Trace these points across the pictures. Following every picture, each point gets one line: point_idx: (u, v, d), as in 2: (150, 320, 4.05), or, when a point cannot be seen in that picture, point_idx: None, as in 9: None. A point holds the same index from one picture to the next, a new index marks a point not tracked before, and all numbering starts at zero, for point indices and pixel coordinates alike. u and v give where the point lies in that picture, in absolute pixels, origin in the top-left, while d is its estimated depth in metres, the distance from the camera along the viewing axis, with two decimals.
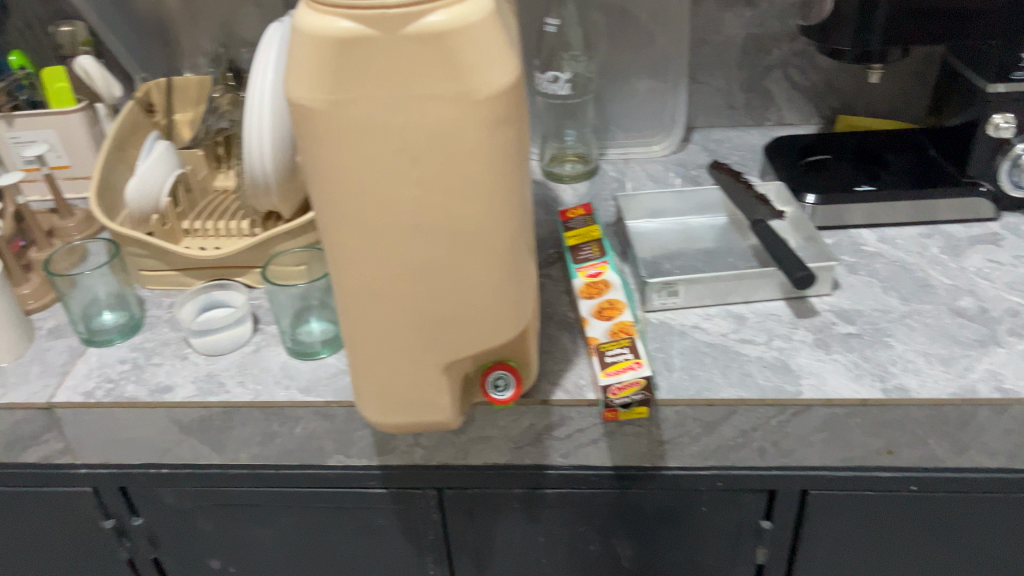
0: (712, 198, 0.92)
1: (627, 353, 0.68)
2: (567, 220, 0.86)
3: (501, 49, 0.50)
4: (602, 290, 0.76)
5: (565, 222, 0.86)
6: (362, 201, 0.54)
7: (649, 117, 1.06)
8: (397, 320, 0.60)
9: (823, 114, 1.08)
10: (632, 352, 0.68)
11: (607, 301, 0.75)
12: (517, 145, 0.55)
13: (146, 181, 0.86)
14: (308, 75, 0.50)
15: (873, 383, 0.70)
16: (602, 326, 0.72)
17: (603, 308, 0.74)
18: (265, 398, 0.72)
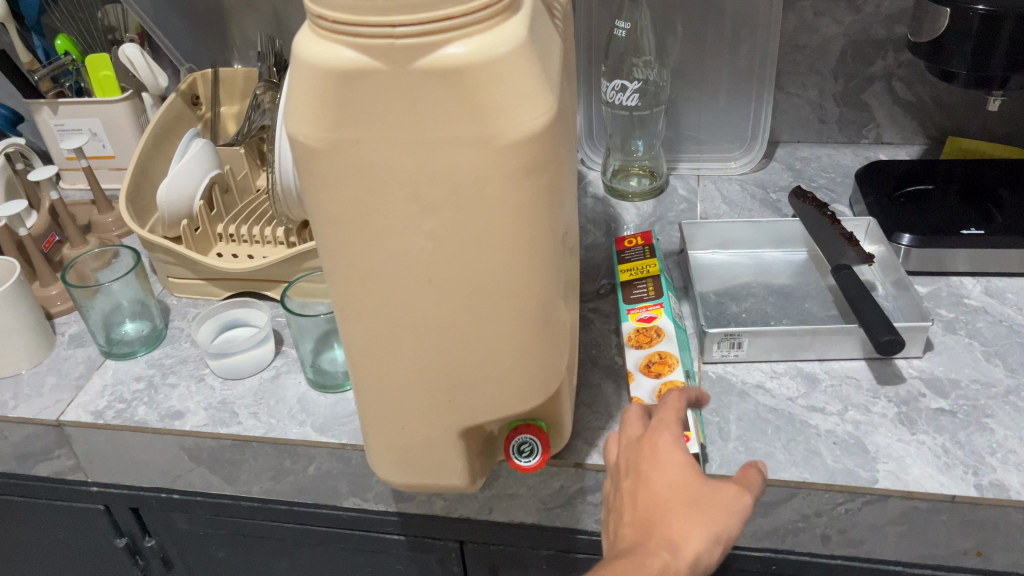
0: (792, 230, 0.82)
1: None
2: (623, 250, 0.78)
3: (533, 87, 0.42)
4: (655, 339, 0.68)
5: (620, 252, 0.78)
6: (369, 250, 0.47)
7: (728, 129, 0.96)
8: (409, 380, 0.53)
9: (929, 133, 0.96)
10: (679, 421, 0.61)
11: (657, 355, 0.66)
12: (551, 195, 0.47)
13: (179, 184, 0.82)
14: (306, 109, 0.43)
15: (965, 476, 0.60)
16: (648, 386, 0.64)
17: (652, 364, 0.66)
18: (277, 435, 0.67)
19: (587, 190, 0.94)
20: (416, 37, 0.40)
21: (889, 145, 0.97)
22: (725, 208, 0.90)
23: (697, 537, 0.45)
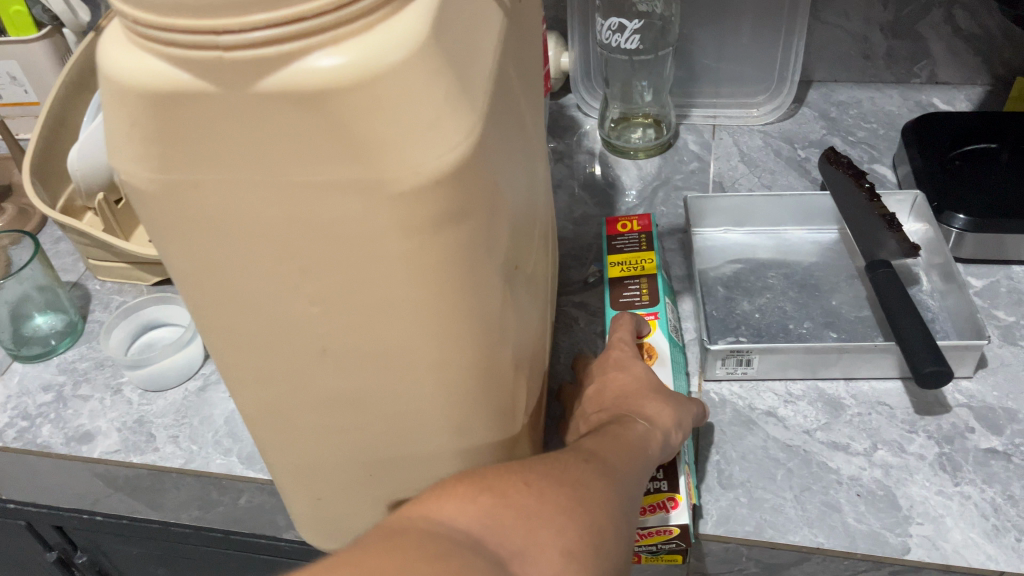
0: (821, 204, 0.68)
1: (659, 482, 0.49)
2: (615, 235, 0.64)
3: (439, 110, 0.29)
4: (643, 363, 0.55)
5: (612, 237, 0.64)
6: (241, 313, 0.35)
7: (752, 68, 0.81)
8: (319, 451, 0.42)
9: (995, 73, 0.80)
10: (667, 479, 0.49)
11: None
12: (482, 244, 0.34)
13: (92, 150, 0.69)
14: (124, 141, 0.30)
15: (1018, 547, 0.48)
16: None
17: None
18: (196, 467, 0.57)
19: (581, 145, 0.80)
20: (253, 48, 0.27)
21: (945, 87, 0.82)
22: (743, 168, 0.76)
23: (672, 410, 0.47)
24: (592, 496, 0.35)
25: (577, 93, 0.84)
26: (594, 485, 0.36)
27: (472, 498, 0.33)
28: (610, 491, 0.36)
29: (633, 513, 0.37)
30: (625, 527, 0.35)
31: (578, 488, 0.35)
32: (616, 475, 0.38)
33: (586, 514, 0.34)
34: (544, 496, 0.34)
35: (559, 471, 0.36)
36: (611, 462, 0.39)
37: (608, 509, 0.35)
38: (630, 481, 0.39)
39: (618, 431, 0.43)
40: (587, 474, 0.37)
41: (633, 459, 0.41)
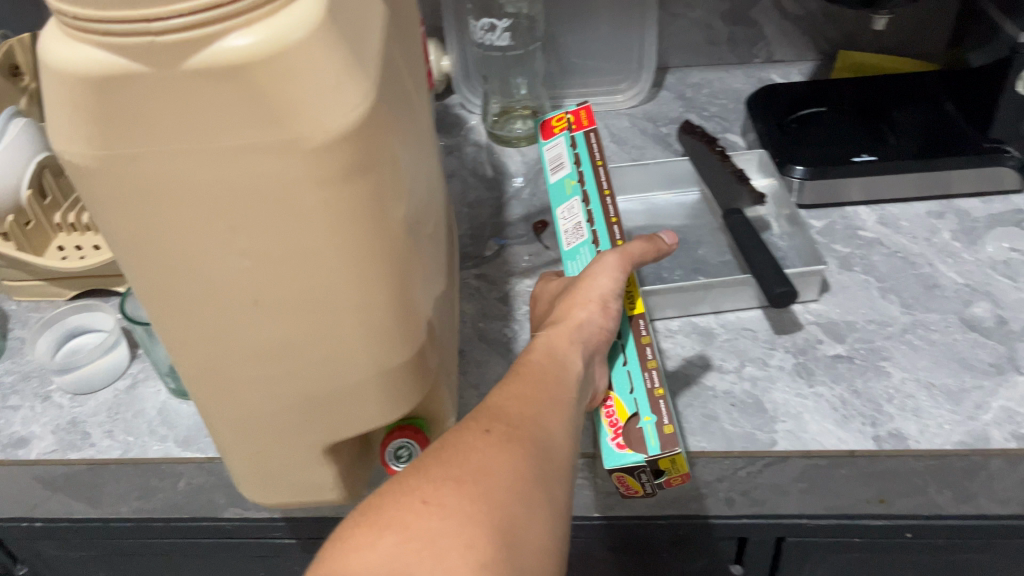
0: (682, 169, 0.78)
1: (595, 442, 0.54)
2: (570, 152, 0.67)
3: (338, 77, 0.35)
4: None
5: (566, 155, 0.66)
6: (177, 275, 0.40)
7: (614, 57, 0.90)
8: (254, 404, 0.47)
9: (821, 49, 0.91)
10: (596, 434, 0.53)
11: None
12: (384, 193, 0.40)
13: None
14: (64, 124, 0.35)
15: (863, 429, 0.57)
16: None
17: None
18: (134, 455, 0.60)
19: (468, 138, 0.88)
20: (180, 32, 0.32)
21: (781, 64, 0.93)
22: (614, 146, 0.85)
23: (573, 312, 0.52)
24: (495, 481, 0.39)
25: (460, 93, 0.91)
26: (498, 464, 0.40)
27: (378, 539, 0.37)
28: (515, 463, 0.41)
29: (544, 473, 0.41)
30: (537, 492, 0.40)
31: (482, 479, 0.39)
32: (519, 435, 0.42)
33: (490, 509, 0.38)
34: (446, 504, 0.38)
35: (460, 465, 0.40)
36: (518, 418, 0.44)
37: (516, 486, 0.40)
38: (542, 434, 0.43)
39: (527, 370, 0.48)
40: (488, 450, 0.41)
41: (544, 400, 0.45)
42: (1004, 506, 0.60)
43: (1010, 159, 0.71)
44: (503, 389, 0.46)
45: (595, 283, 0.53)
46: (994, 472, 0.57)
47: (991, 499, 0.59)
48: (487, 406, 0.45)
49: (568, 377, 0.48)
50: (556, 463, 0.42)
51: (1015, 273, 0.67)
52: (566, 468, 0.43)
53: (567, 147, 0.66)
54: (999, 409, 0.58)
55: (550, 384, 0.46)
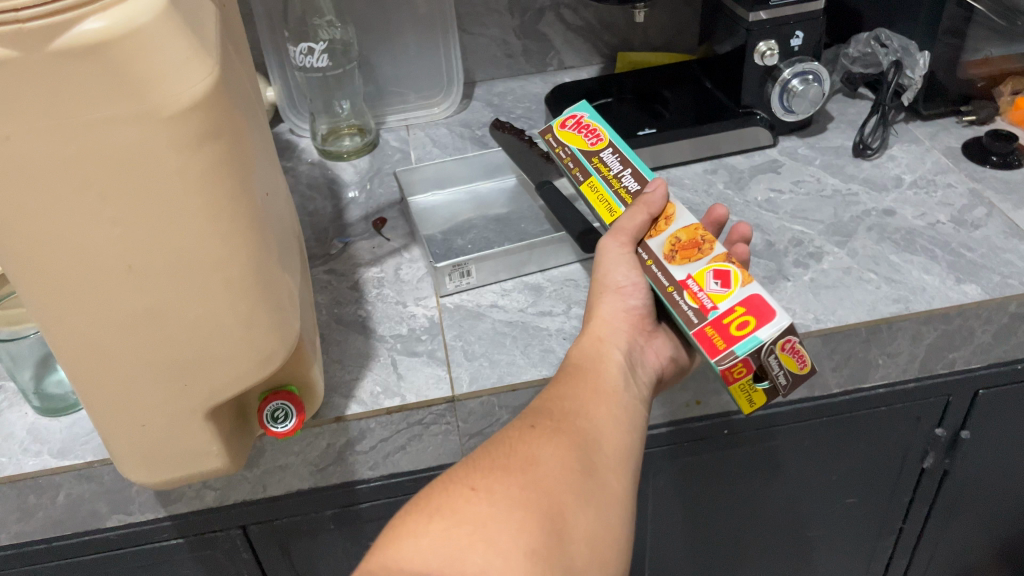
0: (498, 159, 0.88)
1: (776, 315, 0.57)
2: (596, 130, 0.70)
3: (184, 55, 0.42)
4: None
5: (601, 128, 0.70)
6: (54, 250, 0.44)
7: (425, 74, 1.00)
8: (133, 376, 0.51)
9: (602, 52, 1.06)
10: None
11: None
12: (235, 159, 0.47)
13: None
14: None
15: None
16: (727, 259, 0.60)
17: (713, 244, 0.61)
18: (11, 472, 0.62)
19: (302, 158, 0.94)
20: (42, 19, 0.38)
21: (572, 69, 1.06)
22: (437, 150, 0.94)
23: (602, 305, 0.61)
24: (541, 470, 0.48)
25: (288, 119, 0.98)
26: (546, 455, 0.49)
27: (428, 530, 0.45)
28: (560, 451, 0.50)
29: (591, 461, 0.50)
30: (581, 478, 0.49)
31: (530, 468, 0.48)
32: (565, 430, 0.51)
33: (539, 493, 0.47)
34: (494, 491, 0.47)
35: (511, 458, 0.49)
36: (565, 414, 0.53)
37: (562, 477, 0.48)
38: (590, 428, 0.52)
39: (579, 366, 0.57)
40: (537, 444, 0.50)
41: (587, 385, 0.55)
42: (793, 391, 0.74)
43: (759, 120, 0.88)
44: (556, 385, 0.56)
45: (613, 271, 0.61)
46: None
47: None
48: (539, 405, 0.54)
49: (612, 364, 0.57)
50: (603, 452, 0.51)
51: (776, 207, 0.82)
52: (614, 458, 0.52)
53: None
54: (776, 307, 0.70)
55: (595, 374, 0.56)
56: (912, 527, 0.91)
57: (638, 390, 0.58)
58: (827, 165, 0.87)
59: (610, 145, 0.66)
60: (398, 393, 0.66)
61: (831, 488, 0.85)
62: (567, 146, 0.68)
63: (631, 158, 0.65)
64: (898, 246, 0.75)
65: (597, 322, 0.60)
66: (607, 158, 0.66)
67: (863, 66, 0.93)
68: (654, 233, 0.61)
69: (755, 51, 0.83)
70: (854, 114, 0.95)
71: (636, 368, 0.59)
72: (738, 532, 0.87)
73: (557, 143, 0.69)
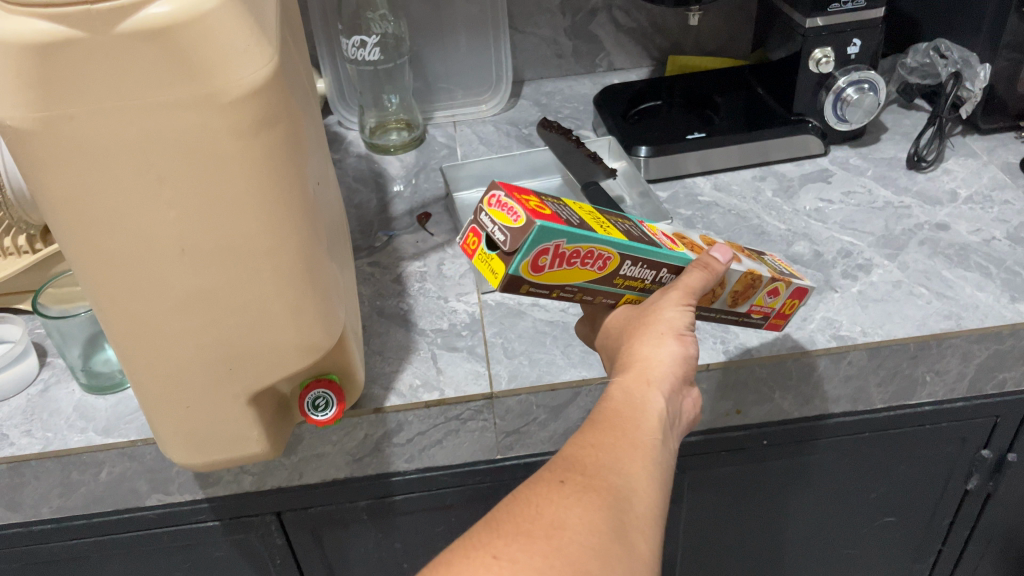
0: (544, 159, 0.88)
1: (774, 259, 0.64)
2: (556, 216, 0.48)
3: (247, 42, 0.43)
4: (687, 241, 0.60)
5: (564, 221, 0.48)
6: (109, 231, 0.45)
7: (475, 71, 1.00)
8: (180, 359, 0.52)
9: (652, 55, 1.05)
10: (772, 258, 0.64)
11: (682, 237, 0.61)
12: (290, 147, 0.47)
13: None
14: (4, 90, 0.40)
15: (715, 346, 0.67)
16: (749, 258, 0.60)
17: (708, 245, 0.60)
18: (56, 447, 0.63)
19: (349, 151, 0.95)
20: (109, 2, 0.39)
21: (621, 71, 1.06)
22: (483, 147, 0.94)
23: (653, 349, 0.52)
24: (566, 536, 0.43)
25: (336, 112, 0.99)
26: (573, 517, 0.44)
27: None
28: (588, 512, 0.44)
29: (621, 525, 0.44)
30: (612, 544, 0.43)
31: (554, 534, 0.43)
32: (596, 487, 0.46)
33: (565, 565, 0.42)
34: (515, 563, 0.41)
35: (534, 520, 0.44)
36: (597, 469, 0.47)
37: (589, 541, 0.43)
38: (624, 485, 0.46)
39: (609, 412, 0.51)
40: (563, 504, 0.44)
41: (623, 441, 0.49)
42: (836, 404, 0.72)
43: (813, 128, 0.87)
44: (587, 433, 0.49)
45: (668, 315, 0.53)
46: (824, 372, 0.68)
47: (826, 398, 0.71)
48: (566, 455, 0.48)
49: (654, 413, 0.50)
50: (635, 514, 0.45)
51: (826, 217, 0.81)
52: (647, 519, 0.46)
53: (558, 206, 0.50)
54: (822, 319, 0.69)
55: (634, 425, 0.49)
56: (951, 549, 0.89)
57: (671, 443, 0.52)
58: (879, 177, 0.85)
59: (625, 256, 0.51)
60: (438, 387, 0.66)
61: (871, 505, 0.83)
62: (569, 284, 0.50)
63: (660, 257, 0.53)
64: (951, 261, 0.74)
65: (643, 366, 0.52)
66: (630, 272, 0.53)
67: (920, 77, 0.91)
68: (717, 298, 0.58)
69: (811, 58, 0.82)
70: (910, 126, 0.93)
71: (671, 422, 0.52)
72: (773, 545, 0.86)
73: (551, 286, 0.50)
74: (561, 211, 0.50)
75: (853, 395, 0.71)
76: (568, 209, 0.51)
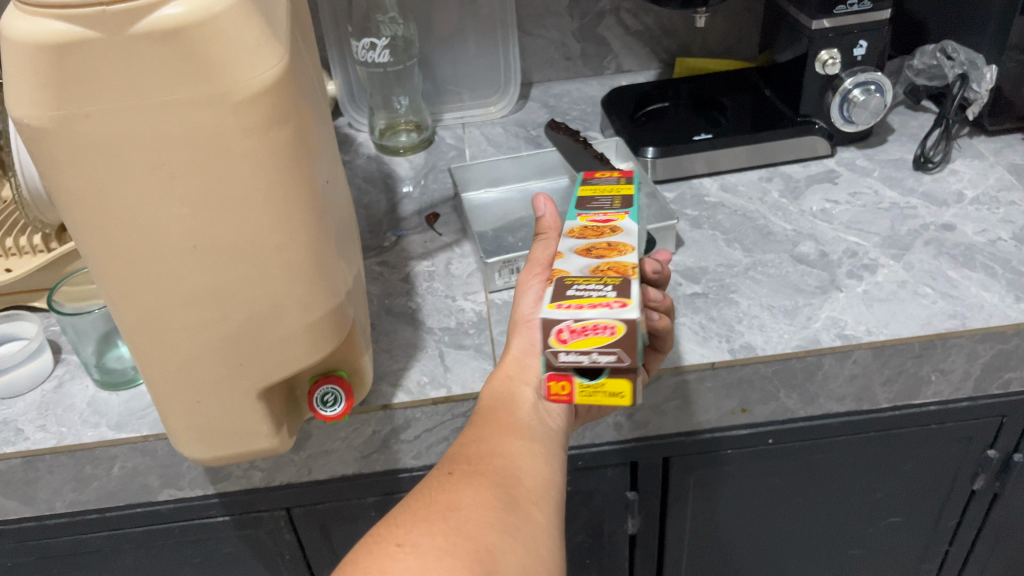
0: (552, 160, 0.88)
1: (606, 291, 0.51)
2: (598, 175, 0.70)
3: (258, 41, 0.44)
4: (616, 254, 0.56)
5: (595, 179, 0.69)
6: (123, 227, 0.46)
7: (484, 74, 1.01)
8: (192, 354, 0.52)
9: (660, 58, 1.06)
10: (616, 292, 0.51)
11: (624, 265, 0.54)
12: (300, 144, 0.48)
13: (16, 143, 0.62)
14: (25, 88, 0.41)
15: (720, 344, 0.68)
16: (583, 264, 0.56)
17: (597, 252, 0.57)
18: (70, 442, 0.64)
19: (358, 152, 0.96)
20: (125, 2, 0.40)
21: (629, 73, 1.07)
22: (491, 149, 0.95)
23: (513, 342, 0.59)
24: (461, 515, 0.48)
25: (347, 114, 1.00)
26: (465, 500, 0.49)
27: None
28: (478, 493, 0.50)
29: (512, 498, 0.50)
30: (505, 516, 0.49)
31: (450, 516, 0.48)
32: (482, 471, 0.52)
33: (464, 540, 0.46)
34: (417, 543, 0.46)
35: (430, 509, 0.49)
36: (480, 456, 0.53)
37: (485, 516, 0.48)
38: (507, 464, 0.52)
39: (487, 410, 0.56)
40: (455, 491, 0.50)
41: (499, 427, 0.55)
42: (841, 403, 0.73)
43: (818, 129, 0.87)
44: (468, 434, 0.55)
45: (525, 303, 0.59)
46: (828, 370, 0.69)
47: (830, 397, 0.71)
48: (453, 451, 0.54)
49: (525, 400, 0.56)
50: (523, 487, 0.51)
51: (832, 217, 0.81)
52: (536, 490, 0.52)
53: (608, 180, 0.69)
54: (827, 318, 0.69)
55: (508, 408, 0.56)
56: (958, 550, 0.89)
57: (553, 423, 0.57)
58: (886, 177, 0.86)
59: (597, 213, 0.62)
60: (445, 384, 0.67)
61: (876, 505, 0.83)
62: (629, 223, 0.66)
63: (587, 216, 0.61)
64: (957, 261, 0.74)
65: (509, 359, 0.58)
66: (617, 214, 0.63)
67: (928, 78, 0.93)
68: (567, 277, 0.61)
69: (817, 59, 0.83)
70: (917, 128, 0.93)
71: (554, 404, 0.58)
72: (777, 545, 0.86)
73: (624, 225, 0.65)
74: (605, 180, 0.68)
75: (857, 394, 0.72)
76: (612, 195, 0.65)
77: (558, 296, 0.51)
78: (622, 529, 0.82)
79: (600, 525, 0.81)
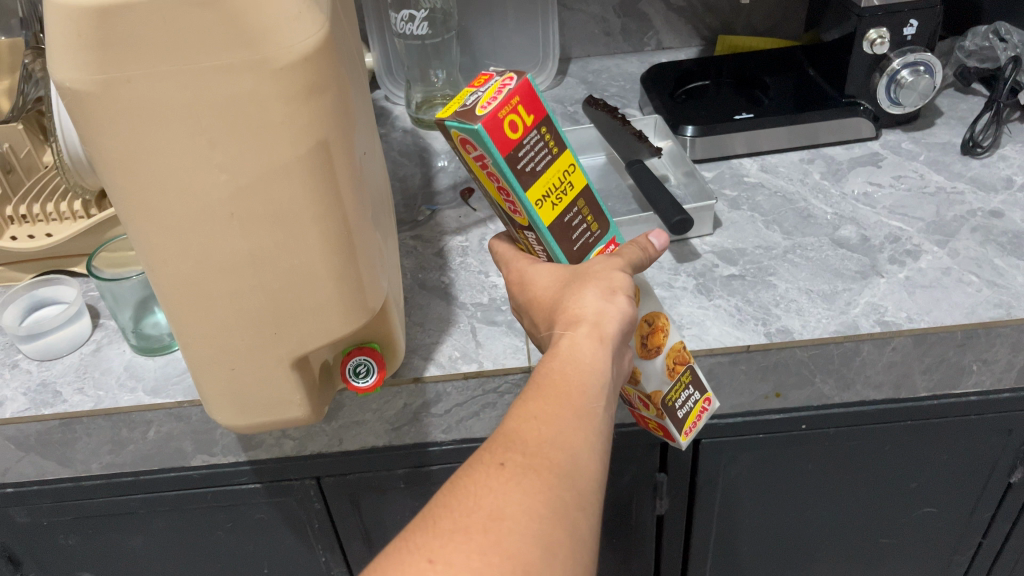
0: (589, 136, 0.87)
1: (696, 396, 0.61)
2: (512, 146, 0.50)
3: (298, 8, 0.44)
4: (664, 339, 0.58)
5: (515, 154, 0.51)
6: (164, 193, 0.46)
7: (523, 48, 1.00)
8: (228, 322, 0.53)
9: (702, 35, 1.04)
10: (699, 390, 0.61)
11: (678, 351, 0.58)
12: (339, 113, 0.48)
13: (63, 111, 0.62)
14: (69, 50, 0.41)
15: (756, 328, 0.67)
16: (659, 371, 0.58)
17: (650, 344, 0.57)
18: (107, 405, 0.65)
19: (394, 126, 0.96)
20: None
21: (670, 50, 1.05)
22: None
23: (604, 306, 0.52)
24: (505, 529, 0.42)
25: (384, 86, 1.00)
26: (512, 505, 0.43)
27: None
28: (526, 497, 0.44)
29: (562, 505, 0.44)
30: (552, 528, 0.43)
31: (493, 527, 0.43)
32: (536, 468, 0.45)
33: (503, 561, 0.41)
34: (453, 563, 0.41)
35: (470, 515, 0.43)
36: (539, 447, 0.46)
37: (531, 528, 0.43)
38: (566, 458, 0.46)
39: (557, 380, 0.49)
40: (503, 491, 0.44)
41: (569, 408, 0.48)
42: (878, 390, 0.71)
43: (863, 111, 0.85)
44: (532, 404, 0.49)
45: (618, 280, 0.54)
46: (866, 357, 0.67)
47: (867, 384, 0.70)
48: (506, 429, 0.48)
49: (598, 380, 0.50)
50: (578, 492, 0.45)
51: (876, 201, 0.79)
52: (589, 496, 0.46)
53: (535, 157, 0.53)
54: (866, 303, 0.68)
55: (578, 388, 0.49)
56: (991, 542, 0.88)
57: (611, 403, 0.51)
58: (932, 161, 0.84)
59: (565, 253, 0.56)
60: (476, 359, 0.67)
61: (909, 494, 0.82)
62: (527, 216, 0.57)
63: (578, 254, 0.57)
64: (1004, 249, 0.72)
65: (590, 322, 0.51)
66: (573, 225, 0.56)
67: (979, 61, 0.89)
68: None
69: (865, 38, 0.80)
70: (966, 111, 0.91)
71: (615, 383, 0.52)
72: (806, 531, 0.85)
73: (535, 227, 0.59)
74: (535, 151, 0.52)
75: (895, 382, 0.70)
76: (575, 208, 0.56)
77: (680, 425, 0.60)
78: (649, 510, 0.81)
79: (628, 505, 0.81)
